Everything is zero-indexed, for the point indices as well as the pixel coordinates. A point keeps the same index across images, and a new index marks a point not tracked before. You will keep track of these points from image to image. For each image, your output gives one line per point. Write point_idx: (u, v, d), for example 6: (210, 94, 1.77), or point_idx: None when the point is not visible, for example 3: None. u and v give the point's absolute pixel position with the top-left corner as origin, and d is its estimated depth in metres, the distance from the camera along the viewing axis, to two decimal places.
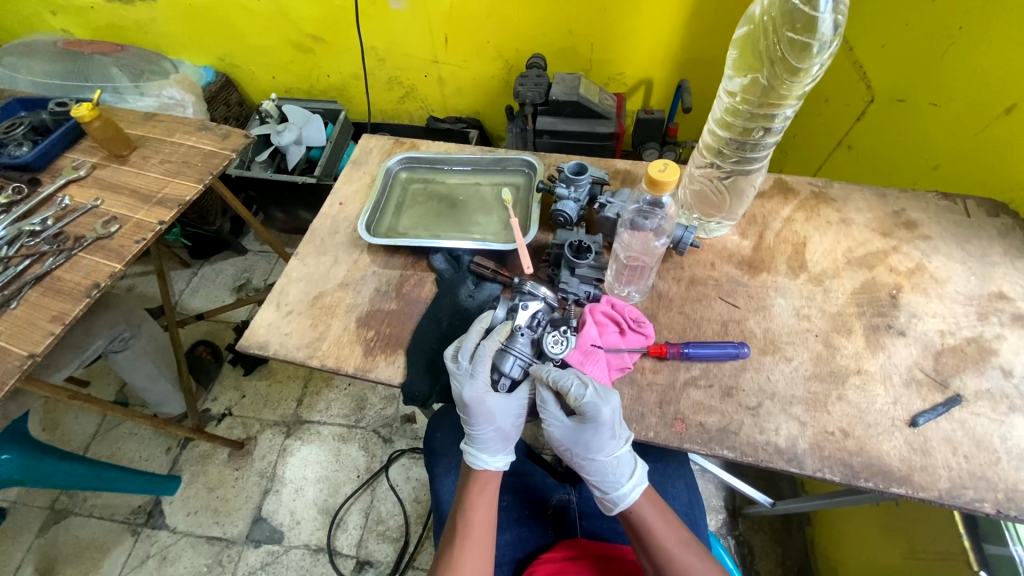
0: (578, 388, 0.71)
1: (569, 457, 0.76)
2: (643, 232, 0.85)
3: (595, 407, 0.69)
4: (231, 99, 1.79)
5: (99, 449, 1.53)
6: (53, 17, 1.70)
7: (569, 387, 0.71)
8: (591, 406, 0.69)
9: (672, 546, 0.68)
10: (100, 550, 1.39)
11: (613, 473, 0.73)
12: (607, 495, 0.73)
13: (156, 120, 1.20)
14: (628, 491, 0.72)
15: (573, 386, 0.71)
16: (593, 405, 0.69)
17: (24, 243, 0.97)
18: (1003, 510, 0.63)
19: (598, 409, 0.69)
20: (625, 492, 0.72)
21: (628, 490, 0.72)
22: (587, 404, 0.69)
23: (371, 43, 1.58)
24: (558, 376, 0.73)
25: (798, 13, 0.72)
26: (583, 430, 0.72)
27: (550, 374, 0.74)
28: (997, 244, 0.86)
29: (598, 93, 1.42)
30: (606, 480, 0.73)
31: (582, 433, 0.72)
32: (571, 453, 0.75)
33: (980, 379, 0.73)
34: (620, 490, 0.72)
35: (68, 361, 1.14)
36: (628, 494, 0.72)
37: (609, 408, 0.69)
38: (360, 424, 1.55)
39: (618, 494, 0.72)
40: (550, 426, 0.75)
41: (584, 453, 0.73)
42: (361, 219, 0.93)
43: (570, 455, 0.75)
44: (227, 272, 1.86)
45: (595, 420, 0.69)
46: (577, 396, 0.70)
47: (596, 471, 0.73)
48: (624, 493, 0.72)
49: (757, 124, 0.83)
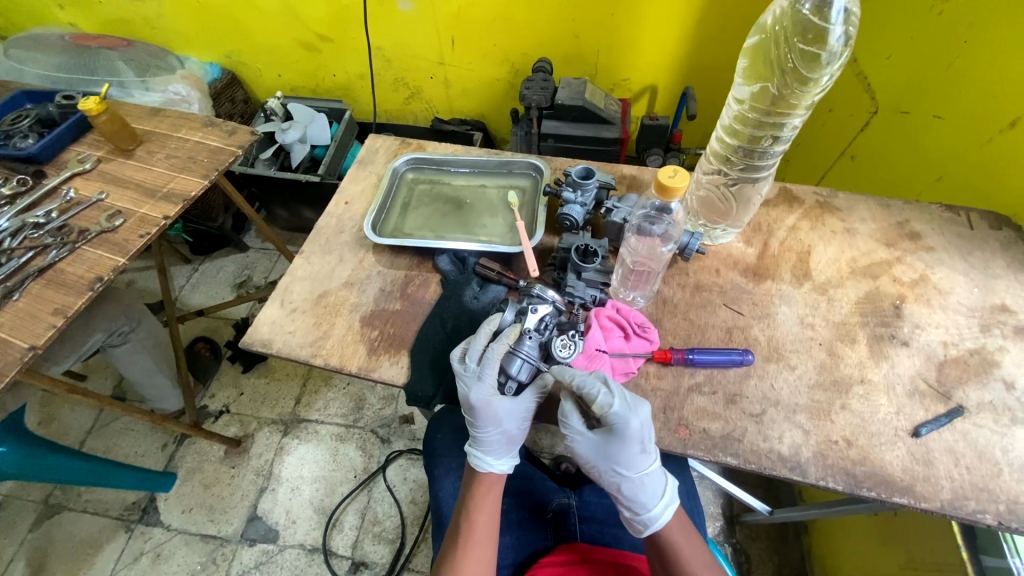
0: (605, 398, 0.69)
1: (596, 472, 0.75)
2: (650, 237, 0.85)
3: (624, 419, 0.68)
4: (236, 95, 1.81)
5: (95, 443, 1.52)
6: (60, 11, 1.70)
7: (595, 397, 0.69)
8: (620, 417, 0.68)
9: (694, 564, 0.69)
10: (93, 546, 1.38)
11: (643, 493, 0.72)
12: (637, 515, 0.73)
13: (163, 115, 1.20)
14: (660, 511, 0.72)
15: (600, 395, 0.69)
16: (621, 416, 0.68)
17: (28, 235, 0.96)
18: (1004, 522, 0.63)
19: (627, 421, 0.68)
20: (655, 514, 0.72)
21: (659, 512, 0.72)
22: (616, 415, 0.68)
23: (378, 44, 1.59)
24: (583, 382, 0.72)
25: (808, 24, 0.73)
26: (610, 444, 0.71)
27: (575, 380, 0.72)
28: (999, 256, 0.87)
29: (603, 98, 1.43)
30: (636, 500, 0.73)
31: (609, 446, 0.71)
32: (598, 468, 0.75)
33: (982, 391, 0.73)
34: (649, 512, 0.72)
35: (67, 354, 1.13)
36: (660, 515, 0.72)
37: (637, 419, 0.68)
38: (359, 424, 1.55)
39: (649, 515, 0.72)
40: (574, 440, 0.75)
41: (613, 469, 0.73)
42: (368, 219, 0.93)
43: (597, 470, 0.75)
44: (227, 269, 1.86)
45: (623, 432, 0.68)
46: (604, 407, 0.68)
47: (626, 489, 0.73)
48: (656, 514, 0.72)
49: (765, 132, 0.84)
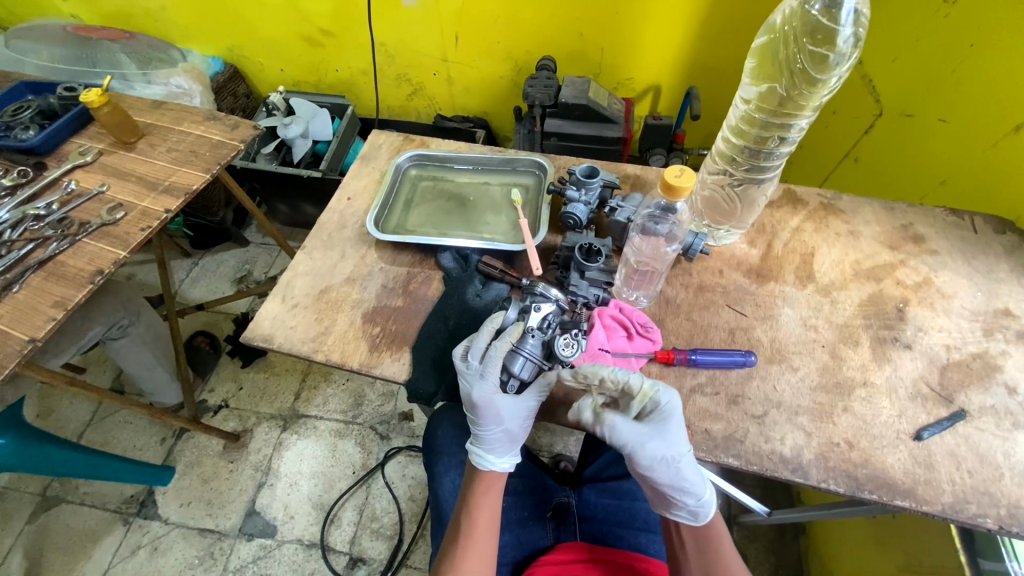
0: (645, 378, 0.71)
1: (665, 472, 0.69)
2: (654, 237, 0.85)
3: (670, 396, 0.70)
4: (238, 90, 1.80)
5: (94, 436, 1.52)
6: (63, 2, 1.69)
7: (637, 383, 0.71)
8: (667, 395, 0.70)
9: (730, 554, 0.71)
10: (91, 539, 1.37)
11: (700, 477, 0.71)
12: (700, 502, 0.71)
13: (165, 108, 1.19)
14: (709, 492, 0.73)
15: (642, 379, 0.71)
16: (667, 394, 0.70)
17: (28, 227, 0.96)
18: (1005, 526, 0.63)
19: (671, 397, 0.70)
20: (709, 494, 0.72)
21: (710, 492, 0.72)
22: (662, 394, 0.70)
23: (381, 40, 1.58)
24: (620, 372, 0.72)
25: (818, 24, 0.73)
26: (672, 428, 0.68)
27: (614, 372, 0.72)
28: (1003, 261, 0.87)
29: (607, 97, 1.42)
30: (698, 486, 0.71)
31: (674, 430, 0.68)
32: (667, 464, 0.69)
33: (984, 395, 0.73)
34: (708, 494, 0.71)
35: (66, 347, 1.13)
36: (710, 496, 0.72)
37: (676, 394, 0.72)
38: (358, 421, 1.54)
39: (707, 496, 0.71)
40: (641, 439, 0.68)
41: (683, 458, 0.69)
42: (371, 215, 0.93)
43: (667, 468, 0.69)
44: (227, 263, 1.86)
45: (675, 409, 0.69)
46: (649, 389, 0.70)
47: (691, 477, 0.70)
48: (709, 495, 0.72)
49: (771, 133, 0.83)
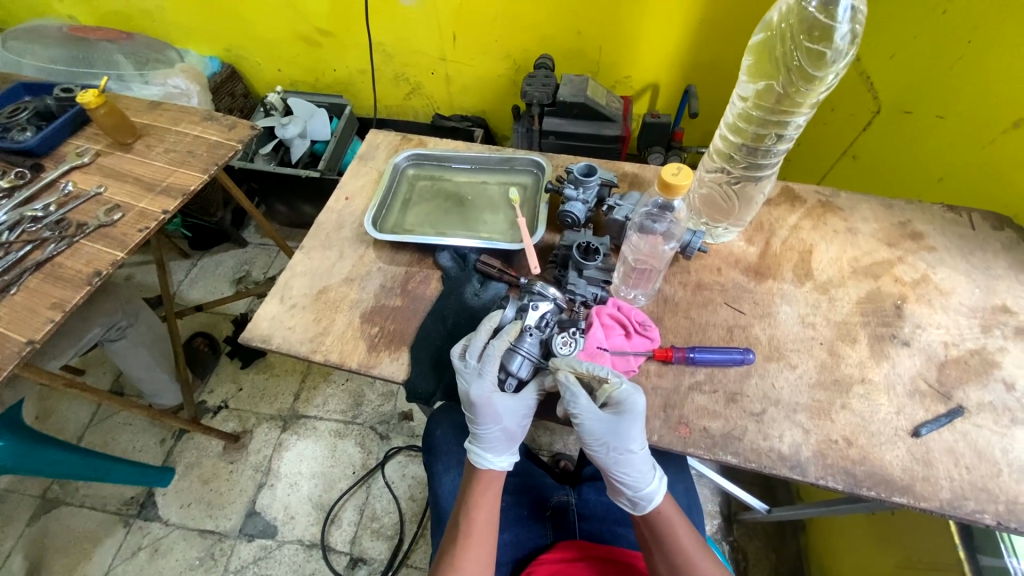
0: (613, 376, 0.71)
1: (602, 454, 0.72)
2: (652, 235, 0.86)
3: (635, 394, 0.69)
4: (236, 90, 1.80)
5: (93, 438, 1.52)
6: (59, 3, 1.69)
7: (603, 375, 0.71)
8: (631, 392, 0.70)
9: (692, 549, 0.70)
10: (91, 541, 1.37)
11: (643, 469, 0.72)
12: (639, 493, 0.72)
13: (162, 109, 1.19)
14: (655, 488, 0.72)
15: (610, 373, 0.71)
16: (632, 391, 0.70)
17: (26, 228, 0.96)
18: (1003, 522, 0.64)
19: (636, 397, 0.69)
20: (654, 489, 0.72)
21: (656, 488, 0.72)
22: (626, 390, 0.70)
23: (379, 39, 1.58)
24: (591, 365, 0.72)
25: (815, 22, 0.73)
26: (622, 419, 0.69)
27: (582, 364, 0.72)
28: (1001, 257, 0.87)
29: (605, 95, 1.42)
30: (637, 477, 0.72)
31: (623, 422, 0.69)
32: (605, 447, 0.71)
33: (982, 392, 0.73)
34: (650, 488, 0.72)
35: (65, 348, 1.13)
36: (656, 491, 0.72)
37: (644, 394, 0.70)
38: (357, 421, 1.54)
39: (649, 491, 0.71)
40: (583, 419, 0.72)
41: (622, 447, 0.71)
42: (369, 214, 0.93)
43: (604, 450, 0.71)
44: (226, 264, 1.85)
45: (637, 407, 0.69)
46: (614, 384, 0.71)
47: (630, 466, 0.71)
48: (652, 490, 0.72)
49: (769, 130, 0.83)
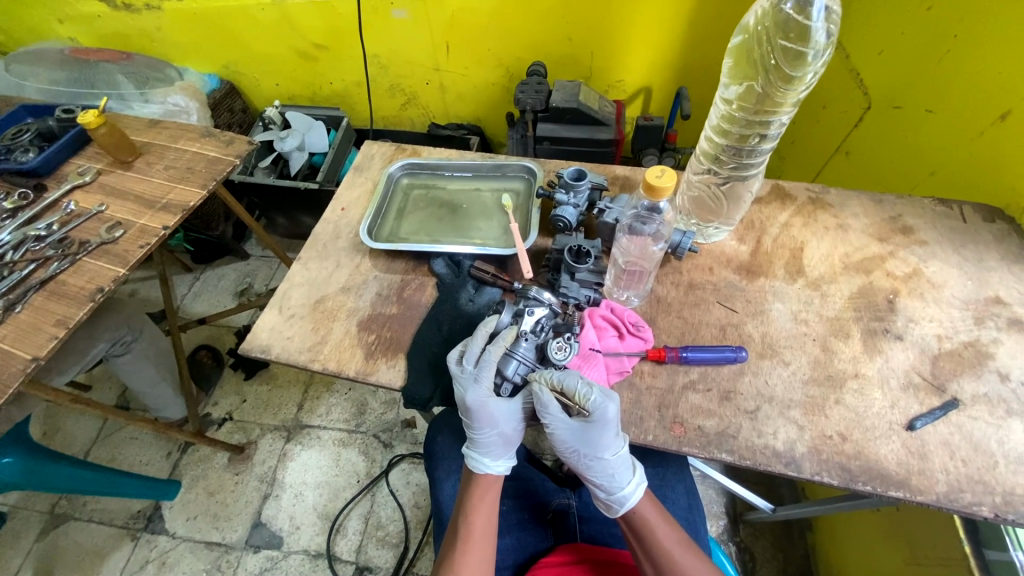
0: (584, 388, 0.71)
1: (574, 458, 0.75)
2: (641, 236, 0.85)
3: (602, 407, 0.69)
4: (234, 105, 1.83)
5: (100, 453, 1.54)
6: (60, 26, 1.72)
7: (575, 389, 0.71)
8: (599, 405, 0.69)
9: (672, 546, 0.69)
10: (99, 555, 1.38)
11: (617, 473, 0.73)
12: (612, 496, 0.74)
13: (161, 127, 1.21)
14: (629, 492, 0.73)
15: (579, 385, 0.71)
16: (600, 404, 0.69)
17: (30, 248, 0.98)
18: (1001, 514, 0.63)
19: (607, 409, 0.69)
20: (628, 493, 0.73)
21: (630, 491, 0.73)
22: (596, 403, 0.70)
23: (373, 51, 1.60)
24: (562, 377, 0.74)
25: (791, 22, 0.75)
26: (589, 429, 0.71)
27: (555, 376, 0.74)
28: (993, 248, 0.87)
29: (597, 100, 1.43)
30: (610, 480, 0.74)
31: (589, 432, 0.71)
32: (577, 453, 0.74)
33: (977, 383, 0.73)
34: (623, 490, 0.73)
35: (70, 365, 1.14)
36: (630, 496, 0.73)
37: (615, 405, 0.70)
38: (360, 429, 1.55)
39: (622, 495, 0.73)
40: (554, 426, 0.75)
41: (591, 453, 0.73)
42: (364, 224, 0.94)
43: (575, 455, 0.75)
44: (229, 277, 1.88)
45: (603, 420, 0.69)
46: (583, 396, 0.71)
47: (602, 471, 0.73)
48: (626, 494, 0.73)
49: (752, 131, 0.84)
